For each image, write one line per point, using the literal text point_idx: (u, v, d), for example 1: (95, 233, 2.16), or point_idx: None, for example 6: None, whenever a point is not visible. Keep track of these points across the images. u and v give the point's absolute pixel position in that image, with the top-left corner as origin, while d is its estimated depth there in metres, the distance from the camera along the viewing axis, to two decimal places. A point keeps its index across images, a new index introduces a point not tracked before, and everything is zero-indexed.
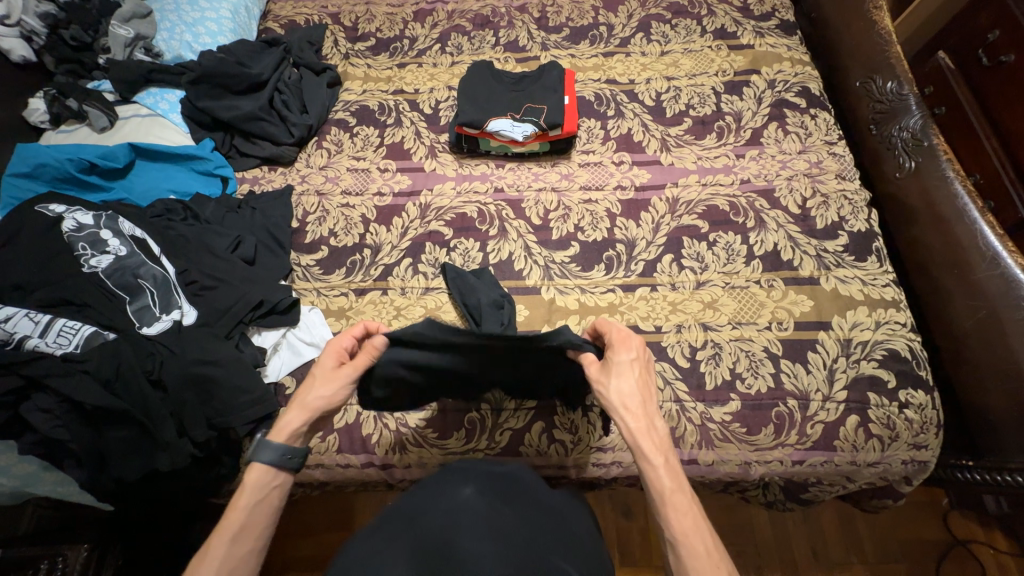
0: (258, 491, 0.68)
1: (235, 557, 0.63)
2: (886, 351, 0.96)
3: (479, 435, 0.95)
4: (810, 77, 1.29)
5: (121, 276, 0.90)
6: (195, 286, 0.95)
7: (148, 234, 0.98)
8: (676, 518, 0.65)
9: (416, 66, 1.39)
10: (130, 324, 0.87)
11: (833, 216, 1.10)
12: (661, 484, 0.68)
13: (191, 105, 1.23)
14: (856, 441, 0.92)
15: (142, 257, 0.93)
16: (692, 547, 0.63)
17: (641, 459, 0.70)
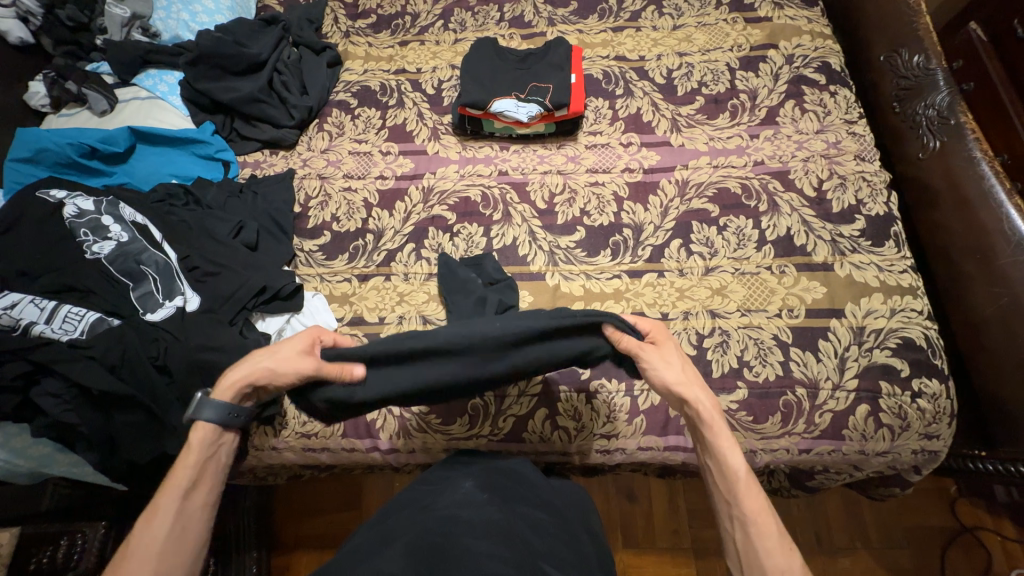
0: (208, 447, 0.71)
1: (190, 510, 0.66)
2: (901, 339, 0.94)
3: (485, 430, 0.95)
4: (831, 51, 1.22)
5: (124, 262, 0.90)
6: (197, 272, 0.94)
7: (148, 219, 0.98)
8: (749, 498, 0.67)
9: (418, 44, 1.35)
10: (135, 310, 0.87)
11: (851, 199, 1.06)
12: (734, 468, 0.70)
13: (189, 87, 1.21)
14: (866, 430, 0.90)
15: (144, 243, 0.93)
16: (763, 529, 0.65)
17: (716, 441, 0.72)
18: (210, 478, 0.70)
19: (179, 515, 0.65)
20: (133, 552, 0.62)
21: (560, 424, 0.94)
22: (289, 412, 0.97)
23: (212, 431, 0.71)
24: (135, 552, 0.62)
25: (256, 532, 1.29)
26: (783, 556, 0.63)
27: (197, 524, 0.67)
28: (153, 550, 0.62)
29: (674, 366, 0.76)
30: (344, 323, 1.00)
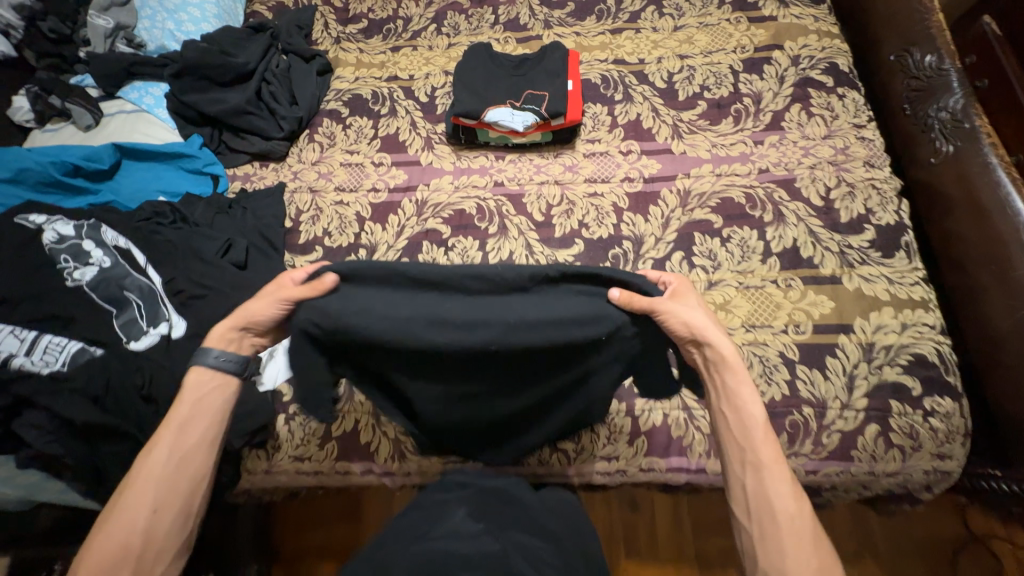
0: (209, 392, 0.71)
1: (184, 448, 0.67)
2: (912, 355, 0.90)
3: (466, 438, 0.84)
4: (838, 51, 1.18)
5: (107, 288, 0.87)
6: (182, 295, 0.90)
7: (132, 241, 0.95)
8: (764, 443, 0.66)
9: (410, 49, 1.31)
10: (118, 339, 0.83)
11: (859, 207, 1.02)
12: (752, 417, 0.68)
13: (175, 100, 1.17)
14: (875, 452, 0.87)
15: (127, 267, 0.90)
16: (776, 476, 0.65)
17: (735, 387, 0.69)
18: (205, 425, 0.69)
19: (174, 454, 0.66)
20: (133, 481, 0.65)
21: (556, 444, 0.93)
22: (282, 434, 0.96)
23: (212, 376, 0.71)
24: (136, 480, 0.65)
25: (256, 548, 1.27)
26: (793, 503, 0.63)
27: (194, 462, 0.67)
28: (150, 483, 0.64)
29: (699, 310, 0.70)
30: None
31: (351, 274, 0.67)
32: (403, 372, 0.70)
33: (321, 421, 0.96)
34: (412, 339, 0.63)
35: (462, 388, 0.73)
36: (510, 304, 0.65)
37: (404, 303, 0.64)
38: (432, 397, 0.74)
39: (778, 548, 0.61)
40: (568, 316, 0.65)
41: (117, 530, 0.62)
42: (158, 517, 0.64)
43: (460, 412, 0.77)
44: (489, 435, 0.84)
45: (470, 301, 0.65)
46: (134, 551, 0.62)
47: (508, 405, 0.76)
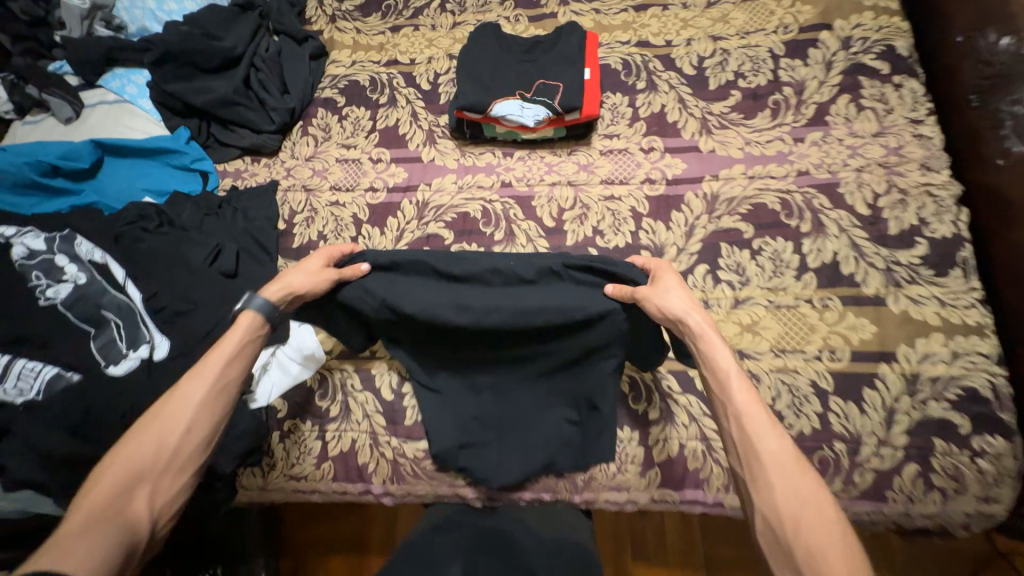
0: (245, 336, 0.74)
1: (223, 382, 0.70)
2: (963, 389, 0.81)
3: (479, 437, 0.87)
4: (897, 32, 1.03)
5: (83, 307, 0.81)
6: (164, 312, 0.85)
7: (109, 254, 0.88)
8: (739, 390, 0.64)
9: (412, 29, 1.19)
10: (95, 362, 0.78)
11: (911, 218, 0.91)
12: (720, 369, 0.67)
13: (159, 89, 1.08)
14: (912, 493, 0.79)
15: (104, 285, 0.84)
16: (754, 418, 0.62)
17: (704, 344, 0.69)
18: (241, 364, 0.72)
19: (210, 382, 0.69)
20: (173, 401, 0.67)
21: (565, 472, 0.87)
22: (277, 453, 0.93)
23: (252, 323, 0.75)
24: (174, 400, 0.66)
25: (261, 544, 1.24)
26: (776, 443, 0.60)
27: (225, 399, 0.70)
28: (192, 405, 0.67)
29: (675, 291, 0.75)
30: (333, 357, 0.97)
31: (400, 266, 0.86)
32: (437, 345, 0.89)
33: (317, 439, 0.92)
34: (440, 316, 0.82)
35: (484, 366, 0.88)
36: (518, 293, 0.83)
37: (439, 286, 0.85)
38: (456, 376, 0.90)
39: (765, 489, 0.58)
40: (561, 304, 0.80)
41: (148, 444, 0.63)
42: (189, 436, 0.65)
43: (480, 394, 0.89)
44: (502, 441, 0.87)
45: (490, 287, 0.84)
46: (163, 465, 0.63)
47: (521, 389, 0.88)
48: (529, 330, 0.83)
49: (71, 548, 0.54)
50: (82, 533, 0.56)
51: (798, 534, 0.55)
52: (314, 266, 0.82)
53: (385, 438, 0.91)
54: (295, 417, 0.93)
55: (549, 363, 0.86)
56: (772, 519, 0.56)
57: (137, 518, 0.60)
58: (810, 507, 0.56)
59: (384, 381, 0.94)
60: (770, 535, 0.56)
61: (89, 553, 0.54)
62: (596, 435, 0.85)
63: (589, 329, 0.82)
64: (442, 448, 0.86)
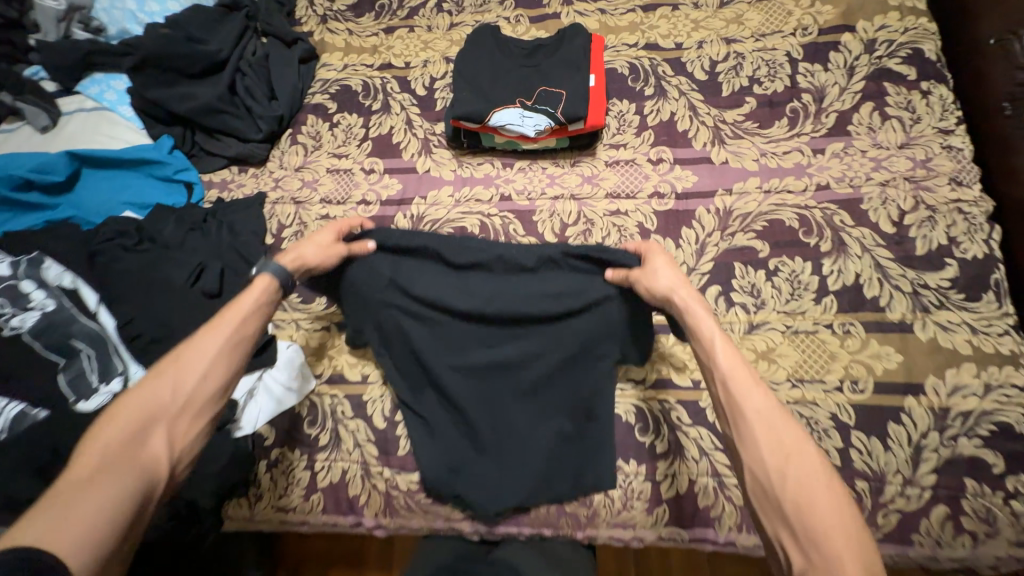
0: (259, 297, 0.70)
1: (241, 335, 0.66)
2: (996, 425, 0.75)
3: (466, 463, 0.82)
4: (925, 34, 0.96)
5: (51, 337, 0.76)
6: (140, 340, 0.81)
7: (80, 277, 0.82)
8: (724, 352, 0.61)
9: (406, 30, 1.13)
10: (63, 397, 0.73)
11: (941, 237, 0.84)
12: (704, 335, 0.64)
13: (139, 96, 1.03)
14: (941, 537, 0.73)
15: (74, 312, 0.78)
16: (742, 379, 0.59)
17: (690, 314, 0.68)
18: (256, 319, 0.69)
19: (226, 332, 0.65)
20: (188, 352, 0.62)
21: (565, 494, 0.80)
22: (264, 483, 0.87)
23: (268, 284, 0.72)
24: (190, 350, 0.62)
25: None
26: (763, 402, 0.56)
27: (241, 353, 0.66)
28: (211, 353, 0.63)
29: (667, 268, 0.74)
30: (324, 381, 0.91)
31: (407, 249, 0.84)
32: (431, 354, 0.84)
33: (305, 469, 0.87)
34: (445, 300, 0.83)
35: (479, 374, 0.84)
36: (523, 280, 0.83)
37: (443, 277, 0.84)
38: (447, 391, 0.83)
39: (751, 446, 0.54)
40: (564, 291, 0.82)
41: (160, 388, 0.58)
42: (206, 380, 0.61)
43: (472, 409, 0.82)
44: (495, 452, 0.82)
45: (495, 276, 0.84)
46: (177, 408, 0.58)
47: (519, 400, 0.83)
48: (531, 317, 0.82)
49: (89, 491, 0.48)
50: (89, 478, 0.50)
51: (786, 490, 0.51)
52: (326, 239, 0.81)
53: (377, 469, 0.86)
54: (283, 446, 0.88)
55: (550, 365, 0.82)
56: (761, 477, 0.53)
57: (155, 459, 0.54)
58: (800, 462, 0.52)
59: (376, 408, 0.88)
60: (759, 492, 0.53)
61: (105, 498, 0.49)
62: (598, 447, 0.81)
63: (589, 319, 0.81)
64: (432, 476, 0.82)
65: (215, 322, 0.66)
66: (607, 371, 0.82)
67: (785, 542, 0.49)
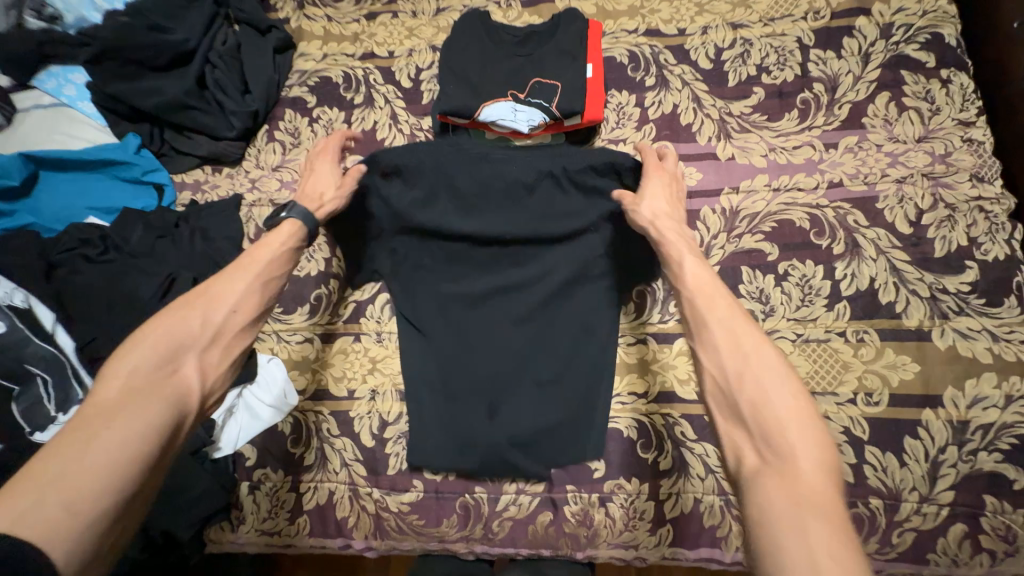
0: (287, 241, 0.67)
1: (270, 281, 0.64)
2: (1018, 439, 0.71)
3: (462, 396, 0.81)
4: (945, 17, 0.89)
5: (3, 361, 0.72)
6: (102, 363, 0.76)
7: (32, 294, 0.78)
8: (693, 272, 0.60)
9: (390, 16, 1.05)
10: (17, 427, 0.70)
11: (960, 238, 0.79)
12: (674, 254, 0.64)
13: (99, 91, 0.95)
14: (958, 556, 0.70)
15: (26, 334, 0.74)
16: (709, 290, 0.58)
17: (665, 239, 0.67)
18: (284, 259, 0.66)
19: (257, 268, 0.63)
20: (216, 288, 0.61)
21: (564, 425, 0.79)
22: (246, 505, 0.81)
23: (295, 229, 0.69)
24: (217, 288, 0.61)
25: None
26: (728, 314, 0.55)
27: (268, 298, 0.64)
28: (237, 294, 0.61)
29: (656, 197, 0.72)
30: (307, 398, 0.85)
31: (419, 170, 0.80)
32: (433, 276, 0.85)
33: (290, 491, 0.81)
34: (451, 221, 0.82)
35: (478, 302, 0.84)
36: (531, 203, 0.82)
37: (447, 203, 0.82)
38: (446, 314, 0.84)
39: (711, 350, 0.54)
40: (572, 211, 0.82)
41: (188, 319, 0.57)
42: (235, 316, 0.60)
43: (469, 337, 0.83)
44: (491, 382, 0.81)
45: (495, 200, 0.83)
46: (206, 340, 0.57)
47: (516, 328, 0.83)
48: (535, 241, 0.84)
49: (119, 423, 0.48)
50: (121, 407, 0.49)
51: (742, 393, 0.50)
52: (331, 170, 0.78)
53: (365, 489, 0.81)
54: (265, 467, 0.82)
55: (548, 289, 0.82)
56: (719, 383, 0.52)
57: (188, 390, 0.54)
58: (760, 362, 0.51)
59: (364, 425, 0.83)
60: (717, 394, 0.52)
61: (141, 427, 0.49)
62: (596, 373, 0.81)
63: (589, 242, 0.83)
64: (431, 411, 0.81)
65: (242, 261, 0.64)
66: (602, 290, 0.83)
67: (741, 441, 0.49)
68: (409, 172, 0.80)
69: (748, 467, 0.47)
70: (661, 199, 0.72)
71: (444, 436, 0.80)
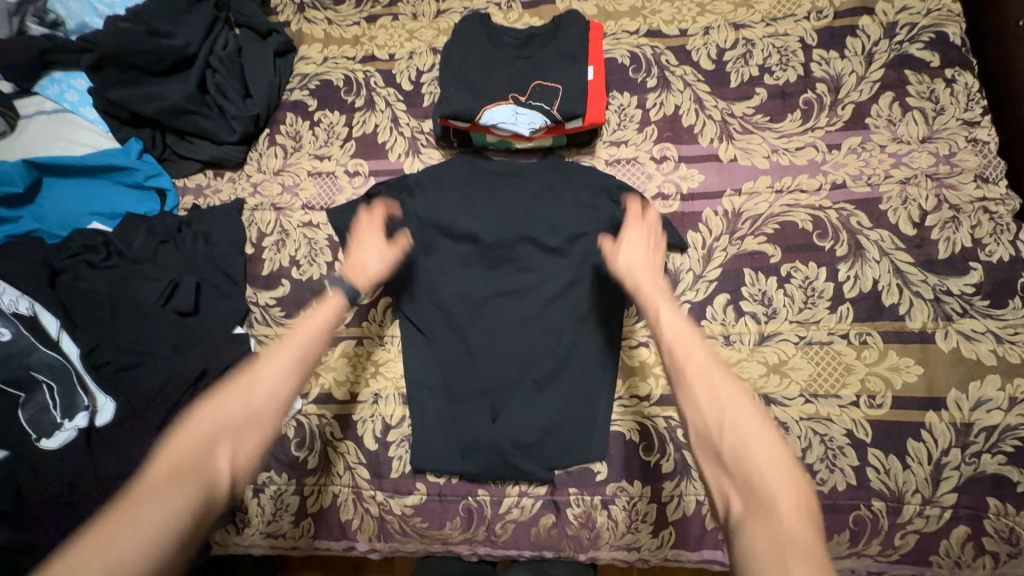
0: (332, 314, 0.73)
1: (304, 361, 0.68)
2: (1021, 441, 0.71)
3: (463, 399, 0.82)
4: (949, 15, 0.88)
5: (10, 369, 0.74)
6: (109, 367, 0.77)
7: (37, 301, 0.78)
8: (669, 324, 0.66)
9: (390, 19, 1.04)
10: (25, 434, 0.72)
11: (965, 239, 0.79)
12: (651, 304, 0.70)
13: (101, 97, 0.95)
14: (960, 558, 0.70)
15: (32, 342, 0.75)
16: (686, 340, 0.64)
17: (642, 290, 0.73)
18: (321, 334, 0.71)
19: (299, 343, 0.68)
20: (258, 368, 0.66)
21: (567, 424, 0.80)
22: (252, 508, 0.82)
23: (337, 304, 0.74)
24: (261, 368, 0.66)
25: None
26: (703, 366, 0.61)
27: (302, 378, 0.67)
28: (277, 372, 0.66)
29: (636, 246, 0.78)
30: (311, 401, 0.85)
31: (430, 179, 0.91)
32: (434, 280, 0.86)
33: (294, 494, 0.82)
34: (454, 222, 0.87)
35: (479, 306, 0.84)
36: (530, 206, 0.87)
37: (452, 206, 0.89)
38: (447, 317, 0.84)
39: (690, 399, 0.59)
40: (569, 213, 0.86)
41: (231, 401, 0.63)
42: (273, 397, 0.64)
43: (470, 339, 0.83)
44: (493, 382, 0.81)
45: (495, 206, 0.89)
46: (241, 422, 0.62)
47: (519, 329, 0.83)
48: (535, 241, 0.85)
49: (151, 504, 0.52)
50: (159, 489, 0.53)
51: (723, 439, 0.55)
52: (376, 246, 0.82)
53: (369, 492, 0.82)
54: (269, 470, 0.83)
55: (549, 290, 0.83)
56: (701, 430, 0.57)
57: (217, 475, 0.57)
58: (734, 408, 0.57)
59: (367, 429, 0.83)
60: (701, 440, 0.57)
61: (175, 500, 0.53)
62: (597, 372, 0.81)
63: (588, 242, 0.84)
64: (434, 412, 0.82)
65: (286, 339, 0.69)
66: (603, 286, 0.83)
67: (728, 484, 0.53)
68: (421, 187, 0.90)
69: (735, 511, 0.51)
70: (643, 248, 0.78)
71: (446, 438, 0.81)
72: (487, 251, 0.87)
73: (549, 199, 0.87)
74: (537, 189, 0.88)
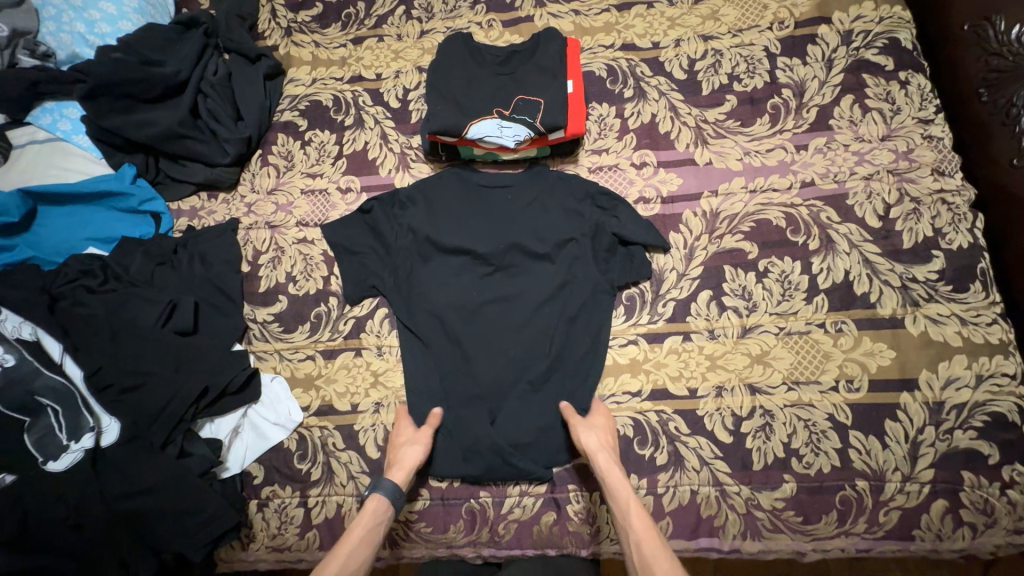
0: (373, 523, 0.72)
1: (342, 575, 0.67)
2: (989, 416, 0.76)
3: (461, 406, 0.84)
4: (900, 22, 0.95)
5: (14, 395, 0.74)
6: (112, 389, 0.78)
7: (39, 327, 0.78)
8: (637, 520, 0.68)
9: (376, 40, 1.08)
10: (32, 457, 0.72)
11: (926, 229, 0.84)
12: (618, 496, 0.70)
13: (94, 125, 0.97)
14: (941, 531, 0.73)
15: (35, 365, 0.76)
16: (653, 543, 0.66)
17: (606, 477, 0.72)
18: (363, 549, 0.70)
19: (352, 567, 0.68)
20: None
21: (564, 424, 0.82)
22: (257, 522, 0.83)
23: (379, 507, 0.73)
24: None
25: None
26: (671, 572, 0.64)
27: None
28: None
29: (597, 429, 0.78)
30: (312, 414, 0.87)
31: (422, 192, 0.94)
32: (428, 290, 0.89)
33: (299, 506, 0.83)
34: (446, 234, 0.91)
35: (474, 313, 0.87)
36: (518, 216, 0.91)
37: (444, 219, 0.92)
38: (443, 326, 0.87)
39: None
40: (556, 220, 0.90)
41: None
42: None
43: (466, 347, 0.86)
44: (490, 387, 0.84)
45: (486, 218, 0.92)
46: None
47: (513, 334, 0.86)
48: (524, 251, 0.89)
49: None
50: None
51: None
52: (411, 433, 0.81)
53: None
54: (273, 484, 0.84)
55: (540, 295, 0.87)
56: None
57: None
58: None
59: (368, 438, 0.85)
60: None
61: None
62: (589, 370, 0.85)
63: (575, 248, 0.88)
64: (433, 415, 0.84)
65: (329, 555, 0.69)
66: (591, 285, 0.87)
67: None
68: (413, 202, 0.94)
69: None
70: (606, 428, 0.79)
71: (446, 443, 0.83)
72: (479, 260, 0.90)
73: (536, 208, 0.91)
74: (524, 199, 0.92)
